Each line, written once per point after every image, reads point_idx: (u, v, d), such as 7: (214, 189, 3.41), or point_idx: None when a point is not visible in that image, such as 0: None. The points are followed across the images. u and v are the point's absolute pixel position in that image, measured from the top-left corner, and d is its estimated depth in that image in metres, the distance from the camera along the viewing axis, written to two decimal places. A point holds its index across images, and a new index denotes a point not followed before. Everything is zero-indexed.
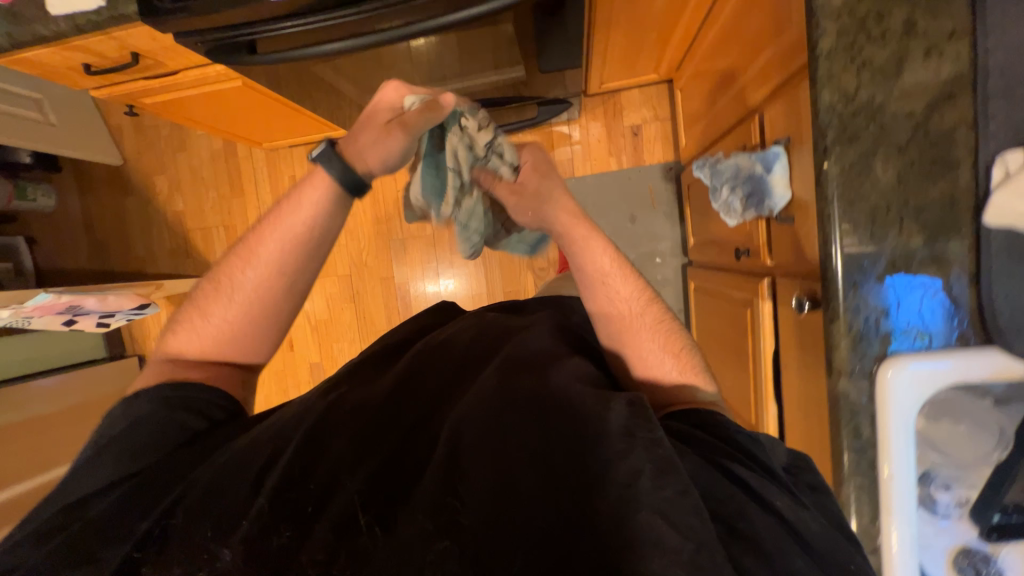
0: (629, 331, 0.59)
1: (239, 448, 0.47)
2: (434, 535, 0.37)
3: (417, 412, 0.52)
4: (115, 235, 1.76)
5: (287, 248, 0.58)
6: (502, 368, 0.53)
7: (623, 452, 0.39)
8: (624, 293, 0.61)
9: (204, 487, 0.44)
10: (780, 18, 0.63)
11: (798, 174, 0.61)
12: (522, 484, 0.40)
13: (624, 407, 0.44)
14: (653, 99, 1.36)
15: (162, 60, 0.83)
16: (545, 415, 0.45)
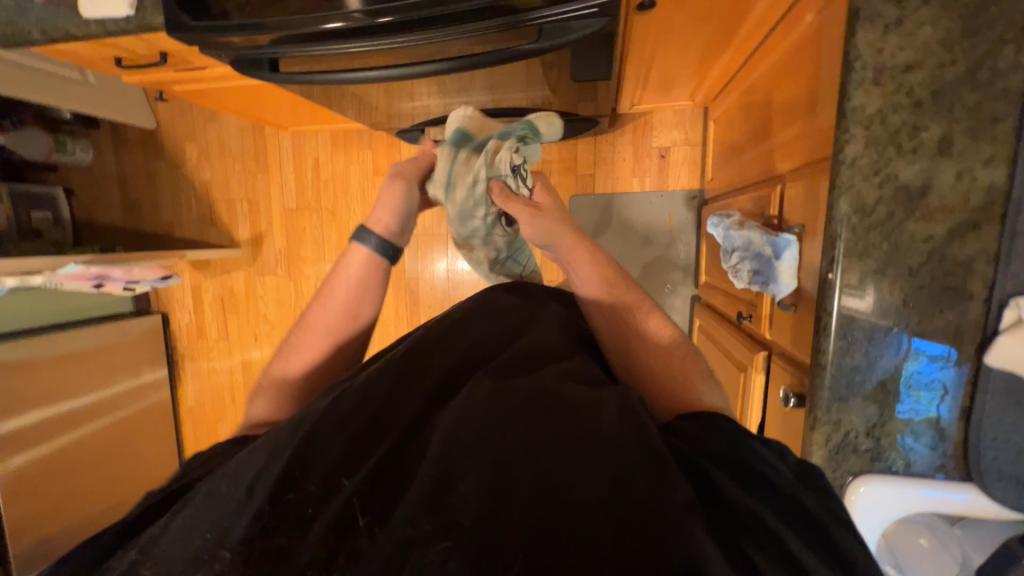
0: (633, 331, 0.59)
1: (239, 458, 0.42)
2: (433, 535, 0.33)
3: (420, 392, 0.46)
4: (146, 195, 1.83)
5: (349, 299, 0.62)
6: (502, 363, 0.49)
7: (620, 443, 0.37)
8: (627, 296, 0.62)
9: (193, 511, 0.37)
10: (814, 97, 0.60)
11: (806, 267, 0.59)
12: (527, 483, 0.35)
13: (617, 406, 0.41)
14: (685, 123, 1.31)
15: (191, 60, 0.84)
16: (542, 404, 0.41)
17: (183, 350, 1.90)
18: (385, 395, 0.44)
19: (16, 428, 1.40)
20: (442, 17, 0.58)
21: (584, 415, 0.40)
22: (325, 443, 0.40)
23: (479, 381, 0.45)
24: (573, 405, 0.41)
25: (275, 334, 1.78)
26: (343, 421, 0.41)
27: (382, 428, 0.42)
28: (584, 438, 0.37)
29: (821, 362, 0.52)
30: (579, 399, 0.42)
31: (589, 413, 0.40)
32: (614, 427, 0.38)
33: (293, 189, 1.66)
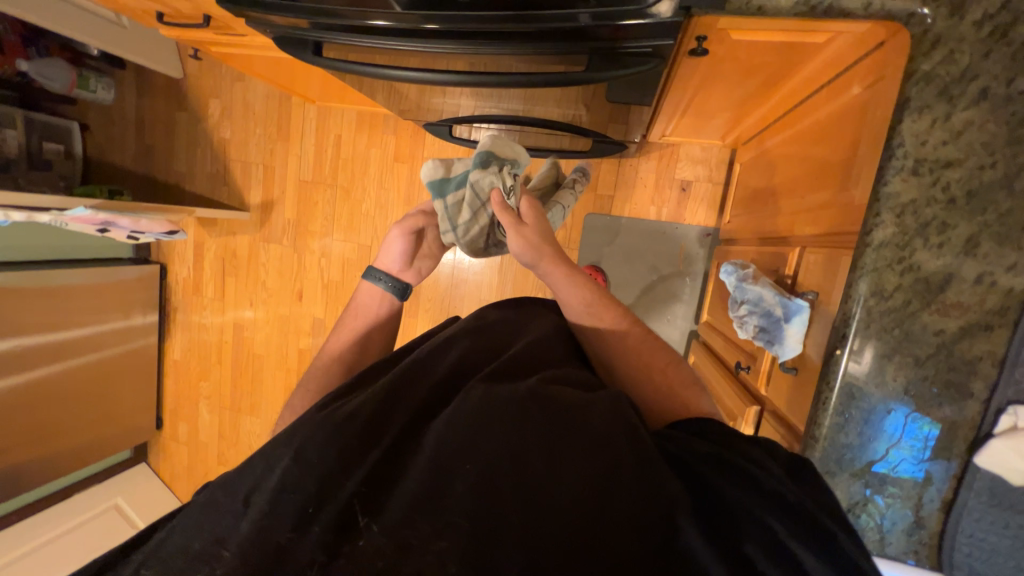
0: (623, 354, 0.60)
1: (233, 472, 0.42)
2: (433, 534, 0.34)
3: (416, 389, 0.45)
4: (161, 143, 1.81)
5: (356, 333, 0.67)
6: (497, 365, 0.48)
7: (610, 444, 0.37)
8: (608, 317, 0.63)
9: (188, 532, 0.39)
10: (848, 170, 0.60)
11: (813, 336, 0.60)
12: (520, 489, 0.35)
13: (607, 408, 0.40)
14: (710, 160, 1.32)
15: (233, 27, 0.83)
16: (529, 403, 0.39)
17: (177, 304, 1.89)
18: (380, 391, 0.44)
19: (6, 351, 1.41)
20: (495, 33, 0.58)
21: (574, 417, 0.39)
22: (319, 441, 0.39)
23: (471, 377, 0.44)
24: (561, 401, 0.40)
25: (272, 303, 1.77)
26: (338, 426, 0.40)
27: (376, 424, 0.41)
28: (574, 442, 0.37)
29: (816, 435, 0.53)
30: (568, 397, 0.41)
31: (578, 412, 0.39)
32: (603, 431, 0.38)
33: (311, 161, 1.65)
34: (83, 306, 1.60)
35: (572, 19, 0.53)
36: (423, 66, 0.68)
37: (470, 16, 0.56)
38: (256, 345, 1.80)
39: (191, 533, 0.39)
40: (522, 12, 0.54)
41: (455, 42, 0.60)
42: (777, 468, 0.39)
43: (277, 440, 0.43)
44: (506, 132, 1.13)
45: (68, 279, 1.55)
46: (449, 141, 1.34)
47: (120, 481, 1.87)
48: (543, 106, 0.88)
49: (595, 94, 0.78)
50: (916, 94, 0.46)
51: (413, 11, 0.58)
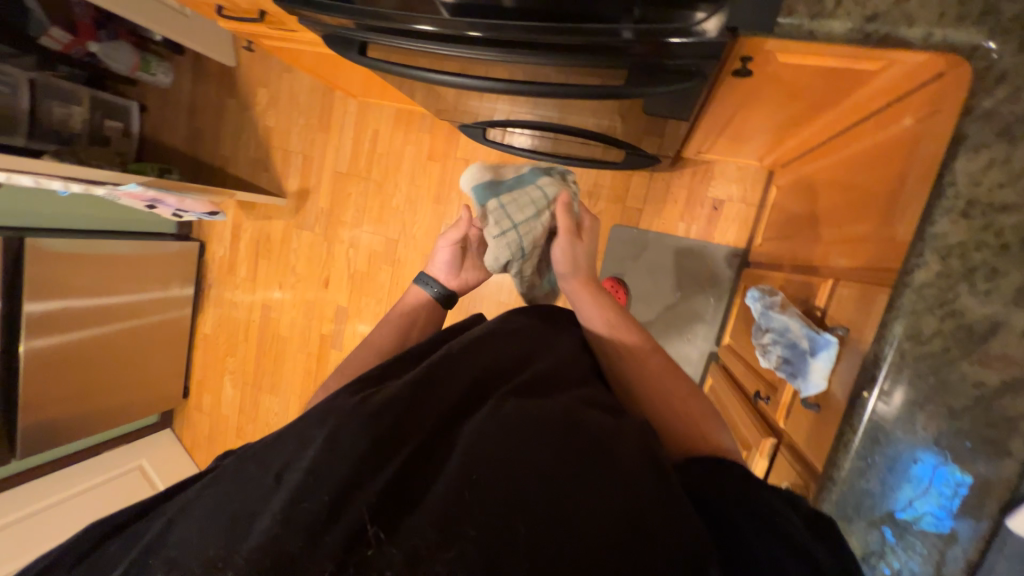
0: (644, 378, 0.61)
1: (266, 443, 0.45)
2: (440, 544, 0.36)
3: (448, 390, 0.47)
4: (211, 127, 1.89)
5: (385, 330, 0.71)
6: (526, 380, 0.50)
7: (637, 486, 0.39)
8: (631, 338, 0.64)
9: (218, 497, 0.41)
10: (891, 204, 0.58)
11: (839, 374, 0.57)
12: (538, 510, 0.37)
13: (636, 450, 0.43)
14: (747, 179, 1.28)
15: (286, 23, 0.86)
16: (566, 432, 0.42)
17: (211, 281, 1.97)
18: (415, 387, 0.45)
19: (50, 311, 1.50)
20: (537, 45, 0.59)
21: (603, 450, 0.42)
22: (353, 430, 0.41)
23: (504, 393, 0.47)
24: (593, 433, 0.43)
25: (299, 287, 1.83)
26: (356, 425, 0.41)
27: (407, 422, 0.43)
28: (601, 474, 0.40)
29: (834, 477, 0.52)
30: (601, 432, 0.44)
31: (608, 448, 0.42)
32: (630, 470, 0.41)
33: (347, 154, 1.70)
34: (126, 276, 1.70)
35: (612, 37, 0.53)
36: (463, 73, 0.69)
37: (512, 28, 0.56)
38: (281, 327, 1.87)
39: (217, 501, 0.41)
40: (565, 27, 0.54)
41: (497, 51, 0.60)
42: (799, 525, 0.40)
43: (304, 425, 0.44)
44: (539, 138, 1.13)
45: (114, 249, 1.65)
46: (482, 143, 1.35)
47: (146, 444, 1.97)
48: (578, 115, 0.88)
49: (631, 107, 0.78)
50: (973, 133, 0.44)
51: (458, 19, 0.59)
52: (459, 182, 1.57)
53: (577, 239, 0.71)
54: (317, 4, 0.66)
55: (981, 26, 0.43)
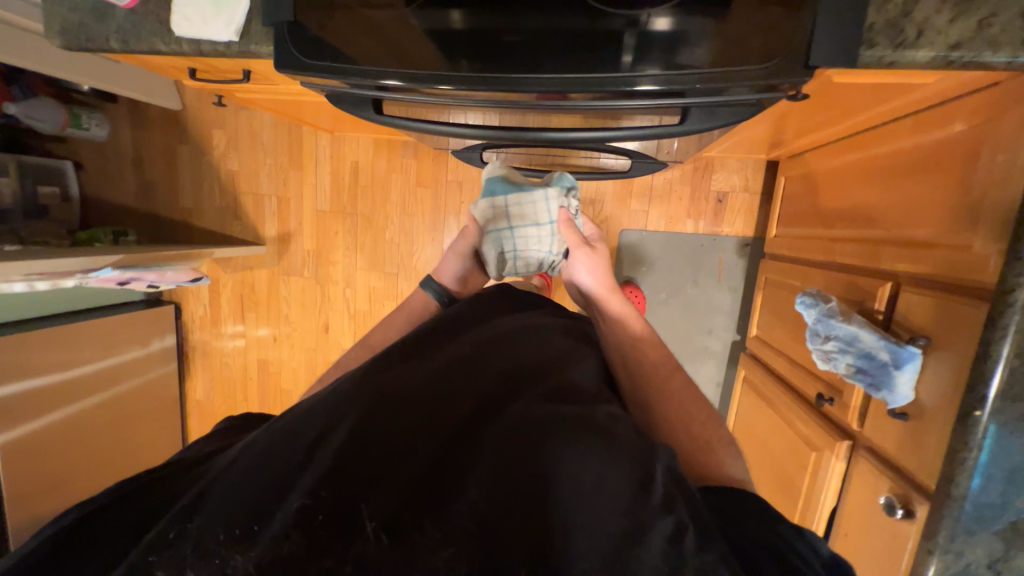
0: (659, 388, 0.63)
1: (298, 428, 0.46)
2: (439, 541, 0.38)
3: (475, 397, 0.50)
4: (162, 177, 1.71)
5: None
6: (554, 386, 0.52)
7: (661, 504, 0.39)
8: (653, 355, 0.67)
9: (237, 481, 0.42)
10: (956, 211, 0.59)
11: (930, 384, 0.59)
12: (542, 506, 0.40)
13: (664, 465, 0.43)
14: (747, 171, 1.30)
15: (273, 78, 0.77)
16: (587, 440, 0.43)
17: (194, 342, 1.82)
18: (446, 390, 0.50)
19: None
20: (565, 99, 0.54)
21: (626, 455, 0.42)
22: (380, 436, 0.44)
23: (535, 394, 0.50)
24: (618, 440, 0.44)
25: (296, 337, 1.72)
26: (384, 436, 0.44)
27: (435, 422, 0.47)
28: (620, 478, 0.41)
29: (953, 494, 0.53)
30: (628, 442, 0.44)
31: (638, 458, 0.42)
32: (661, 487, 0.40)
33: (327, 190, 1.59)
34: (81, 350, 1.47)
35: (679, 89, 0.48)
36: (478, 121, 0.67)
37: (546, 82, 0.50)
38: (284, 380, 1.76)
39: (239, 489, 0.42)
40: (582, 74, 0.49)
41: (520, 104, 0.56)
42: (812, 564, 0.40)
43: (334, 409, 0.47)
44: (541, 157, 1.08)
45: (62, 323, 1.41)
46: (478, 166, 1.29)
47: None
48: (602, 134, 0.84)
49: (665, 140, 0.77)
50: None
51: (467, 76, 0.52)
52: (455, 205, 1.51)
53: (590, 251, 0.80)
54: (331, 66, 0.57)
55: None
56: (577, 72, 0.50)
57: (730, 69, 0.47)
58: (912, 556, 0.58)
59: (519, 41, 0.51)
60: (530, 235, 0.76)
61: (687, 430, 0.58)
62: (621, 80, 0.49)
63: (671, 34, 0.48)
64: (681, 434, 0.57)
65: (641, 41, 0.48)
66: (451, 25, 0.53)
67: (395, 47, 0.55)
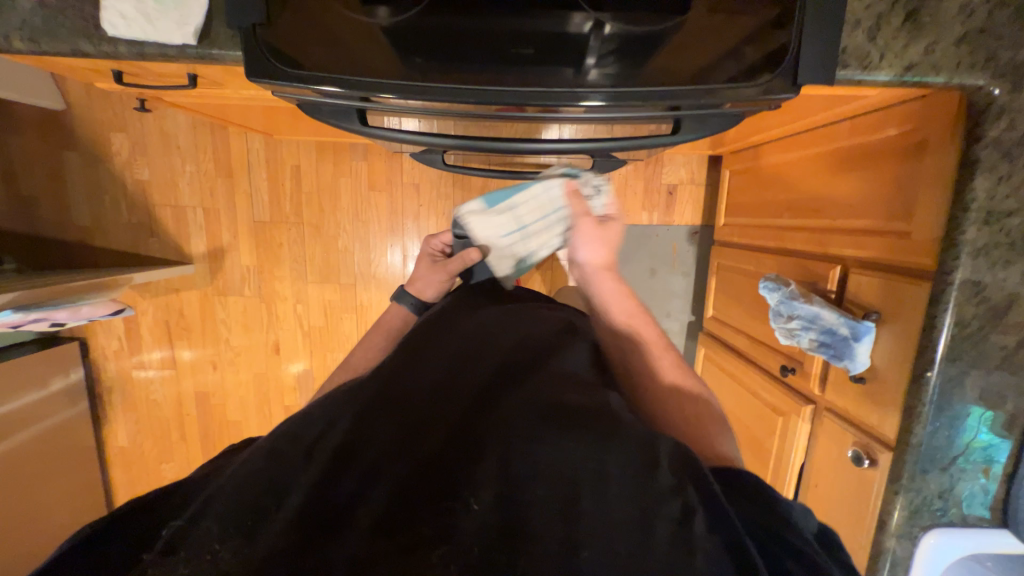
0: (652, 373, 0.63)
1: (307, 423, 0.44)
2: (435, 540, 0.35)
3: (480, 385, 0.49)
4: (46, 191, 1.42)
5: None
6: (557, 372, 0.51)
7: (674, 485, 0.37)
8: (644, 334, 0.67)
9: (245, 472, 0.39)
10: (896, 204, 0.69)
11: (884, 353, 0.70)
12: (547, 485, 0.37)
13: (671, 443, 0.41)
14: (693, 165, 1.40)
15: (223, 81, 0.68)
16: (593, 423, 0.42)
17: (110, 381, 1.57)
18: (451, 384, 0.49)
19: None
20: (523, 110, 0.53)
21: (633, 438, 0.40)
22: (382, 430, 0.42)
23: (539, 382, 0.49)
24: (623, 425, 0.42)
25: (242, 362, 1.55)
26: (384, 435, 0.42)
27: (440, 414, 0.45)
28: (626, 460, 0.38)
29: (911, 443, 0.63)
30: (635, 426, 0.42)
31: (644, 442, 0.40)
32: (668, 471, 0.38)
33: (264, 199, 1.44)
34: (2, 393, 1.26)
35: (671, 102, 0.51)
36: (437, 129, 0.65)
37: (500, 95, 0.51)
38: (231, 411, 1.59)
39: (235, 486, 0.38)
40: (534, 91, 0.51)
41: (483, 113, 0.55)
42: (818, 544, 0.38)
43: (339, 413, 0.44)
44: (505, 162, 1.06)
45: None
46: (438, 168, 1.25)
47: None
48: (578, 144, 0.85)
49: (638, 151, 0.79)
50: (985, 157, 0.54)
51: (429, 86, 0.51)
52: (413, 208, 1.44)
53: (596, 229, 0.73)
54: (302, 75, 0.51)
55: (988, 70, 0.51)
56: (539, 86, 0.50)
57: (704, 83, 0.50)
58: (880, 497, 0.69)
59: (468, 41, 0.50)
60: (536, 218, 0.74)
61: (669, 402, 0.59)
62: (570, 92, 0.50)
63: (621, 38, 0.49)
64: (665, 406, 0.59)
65: (602, 44, 0.49)
66: (379, 23, 0.50)
67: (344, 53, 0.51)
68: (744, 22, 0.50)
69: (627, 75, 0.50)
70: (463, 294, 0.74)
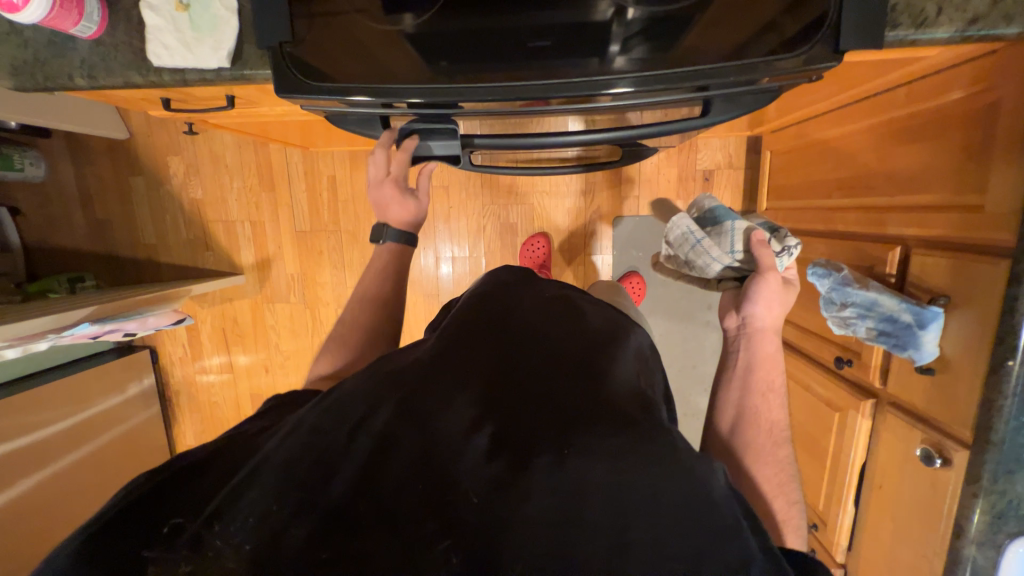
0: (761, 460, 0.55)
1: (351, 402, 0.43)
2: (466, 529, 0.35)
3: (530, 382, 0.47)
4: (116, 214, 1.57)
5: None
6: (615, 382, 0.48)
7: (732, 528, 0.36)
8: (773, 415, 0.59)
9: (293, 446, 0.39)
10: (961, 177, 0.63)
11: (956, 341, 0.63)
12: (592, 497, 0.37)
13: (725, 478, 0.41)
14: (731, 148, 1.31)
15: (258, 98, 0.72)
16: (651, 445, 0.40)
17: (177, 386, 1.70)
18: (501, 382, 0.47)
19: (31, 447, 1.24)
20: (549, 104, 0.53)
21: (692, 472, 0.38)
22: (420, 420, 0.42)
23: (594, 388, 0.46)
24: (682, 451, 0.40)
25: (290, 366, 1.63)
26: (425, 429, 0.41)
27: (486, 410, 0.44)
28: (680, 489, 0.37)
29: (992, 440, 0.57)
30: (691, 453, 0.40)
31: (700, 476, 0.39)
32: (726, 510, 0.37)
33: (303, 209, 1.51)
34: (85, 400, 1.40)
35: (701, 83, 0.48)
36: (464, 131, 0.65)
37: (524, 89, 0.50)
38: None
39: (277, 463, 0.38)
40: (555, 82, 0.49)
41: (513, 109, 0.54)
42: None
43: (383, 394, 0.44)
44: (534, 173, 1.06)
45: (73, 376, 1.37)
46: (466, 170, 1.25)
47: None
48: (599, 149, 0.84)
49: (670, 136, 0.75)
50: None
51: (457, 87, 0.51)
52: (442, 210, 1.46)
53: (775, 284, 0.67)
54: (331, 87, 0.53)
55: None
56: (562, 78, 0.49)
57: (739, 60, 0.47)
58: (955, 501, 0.62)
59: (492, 40, 0.49)
60: (705, 243, 0.79)
61: (774, 503, 0.53)
62: (597, 77, 0.49)
63: (647, 21, 0.47)
64: (766, 502, 0.53)
65: (624, 30, 0.47)
66: (405, 30, 0.50)
67: (367, 63, 0.52)
68: None
69: (653, 59, 0.48)
70: (507, 275, 0.71)
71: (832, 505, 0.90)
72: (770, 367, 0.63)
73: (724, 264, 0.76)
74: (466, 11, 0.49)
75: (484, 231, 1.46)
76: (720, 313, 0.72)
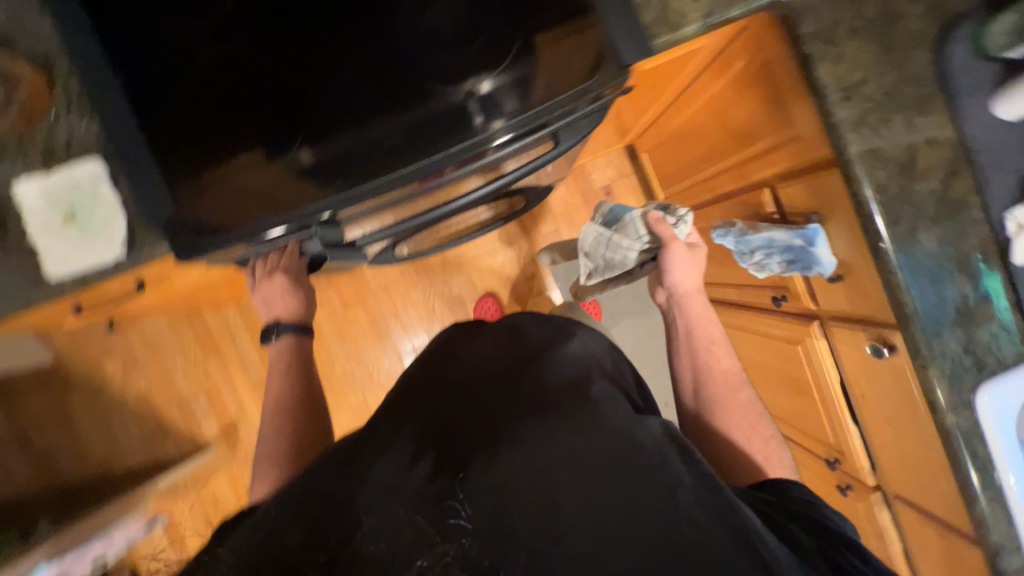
0: (726, 412, 0.59)
1: (316, 471, 0.44)
2: (427, 543, 0.41)
3: (471, 410, 0.54)
4: (59, 441, 1.47)
5: None
6: (548, 384, 0.55)
7: (657, 465, 0.44)
8: (723, 364, 0.63)
9: (263, 528, 0.40)
10: (778, 119, 0.75)
11: (842, 245, 0.71)
12: (532, 480, 0.44)
13: (659, 431, 0.49)
14: (615, 161, 1.46)
15: (166, 273, 0.75)
16: (584, 426, 0.48)
17: None
18: (446, 418, 0.53)
19: None
20: (449, 172, 0.55)
21: (620, 436, 0.47)
22: (380, 465, 0.46)
23: (527, 395, 0.54)
24: (611, 421, 0.49)
25: None
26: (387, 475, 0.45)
27: (436, 443, 0.50)
28: (611, 449, 0.46)
29: (907, 312, 0.63)
30: (617, 421, 0.49)
31: (625, 436, 0.47)
32: (651, 450, 0.45)
33: (255, 359, 1.49)
34: None
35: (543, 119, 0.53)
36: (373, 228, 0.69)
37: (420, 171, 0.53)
38: None
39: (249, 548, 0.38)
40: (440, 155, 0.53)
41: (412, 193, 0.57)
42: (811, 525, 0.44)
43: (343, 454, 0.47)
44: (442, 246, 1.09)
45: None
46: None
47: None
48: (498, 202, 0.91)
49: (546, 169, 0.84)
50: (814, 49, 0.60)
51: (353, 192, 0.54)
52: (389, 308, 1.49)
53: (682, 252, 0.73)
54: (226, 237, 0.56)
55: None
56: (443, 149, 0.53)
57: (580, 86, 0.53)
58: (915, 380, 0.66)
59: (377, 146, 0.55)
60: (615, 238, 0.82)
61: (752, 445, 0.56)
62: (478, 140, 0.53)
63: (503, 87, 0.54)
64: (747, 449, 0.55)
65: (483, 103, 0.54)
66: (303, 164, 0.55)
67: (259, 205, 0.56)
68: (593, 30, 0.54)
69: (523, 108, 0.54)
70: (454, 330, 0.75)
71: (839, 433, 0.92)
72: (705, 318, 0.69)
73: (637, 250, 0.79)
74: (348, 130, 0.54)
75: (434, 312, 1.50)
76: (651, 293, 0.78)
